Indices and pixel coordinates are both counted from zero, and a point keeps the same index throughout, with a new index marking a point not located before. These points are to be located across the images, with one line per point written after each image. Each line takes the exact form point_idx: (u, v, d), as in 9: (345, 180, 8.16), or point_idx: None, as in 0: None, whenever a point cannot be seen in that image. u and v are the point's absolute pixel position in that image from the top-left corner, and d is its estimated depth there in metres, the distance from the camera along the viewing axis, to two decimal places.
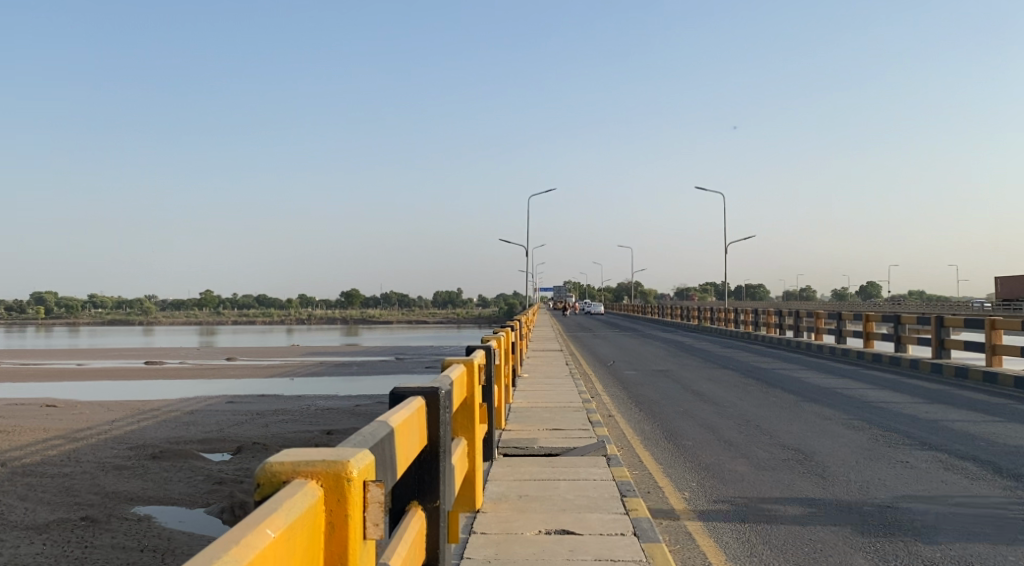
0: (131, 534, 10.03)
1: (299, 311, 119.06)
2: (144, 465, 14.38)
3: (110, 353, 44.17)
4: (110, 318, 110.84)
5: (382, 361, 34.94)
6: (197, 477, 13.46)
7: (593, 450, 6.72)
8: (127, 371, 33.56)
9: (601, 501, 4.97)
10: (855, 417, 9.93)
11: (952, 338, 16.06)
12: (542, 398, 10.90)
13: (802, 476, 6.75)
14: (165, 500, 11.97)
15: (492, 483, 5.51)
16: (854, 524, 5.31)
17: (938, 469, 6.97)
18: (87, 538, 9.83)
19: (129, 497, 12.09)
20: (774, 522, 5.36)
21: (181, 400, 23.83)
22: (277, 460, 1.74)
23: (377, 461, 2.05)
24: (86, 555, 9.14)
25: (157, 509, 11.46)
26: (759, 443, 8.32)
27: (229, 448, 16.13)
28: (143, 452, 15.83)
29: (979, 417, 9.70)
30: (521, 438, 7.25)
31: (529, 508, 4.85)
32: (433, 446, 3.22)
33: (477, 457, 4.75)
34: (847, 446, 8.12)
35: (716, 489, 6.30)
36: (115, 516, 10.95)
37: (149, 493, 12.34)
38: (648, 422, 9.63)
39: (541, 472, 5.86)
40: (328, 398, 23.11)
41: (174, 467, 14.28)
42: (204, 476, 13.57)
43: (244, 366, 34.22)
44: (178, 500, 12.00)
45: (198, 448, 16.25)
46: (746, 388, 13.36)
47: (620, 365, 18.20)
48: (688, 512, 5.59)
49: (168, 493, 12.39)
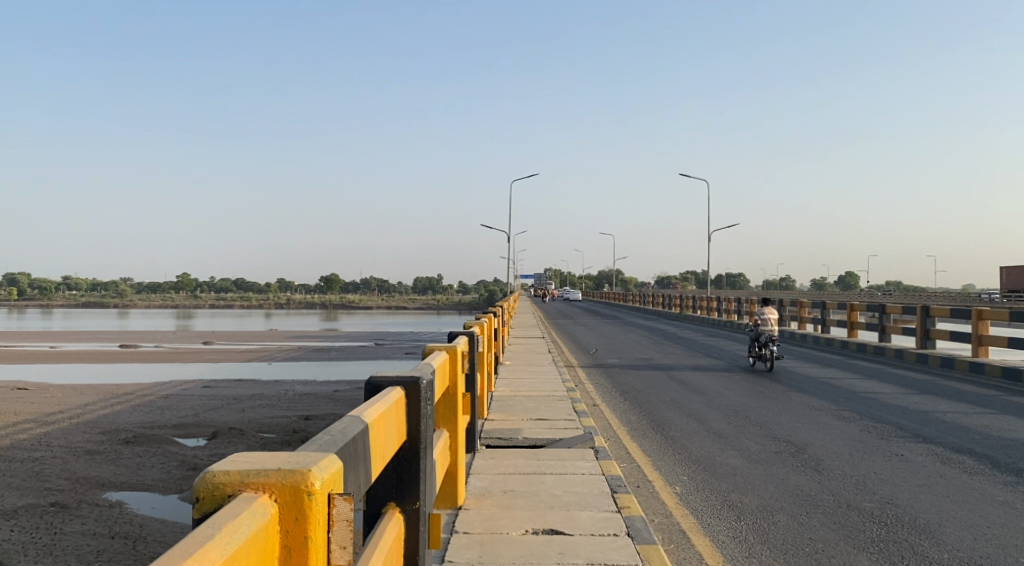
0: (102, 521, 9.62)
1: (278, 294, 118.05)
2: (117, 451, 13.92)
3: (84, 336, 43.24)
4: (84, 300, 109.11)
5: (363, 346, 34.51)
6: (171, 463, 13.03)
7: (580, 442, 6.43)
8: (101, 355, 32.86)
9: (591, 498, 4.67)
10: (844, 408, 9.75)
11: (937, 328, 15.97)
12: (526, 386, 10.59)
13: (796, 470, 6.53)
14: (138, 486, 11.55)
15: (475, 476, 5.20)
16: (854, 521, 5.08)
17: (934, 462, 6.78)
18: (56, 524, 9.40)
19: (100, 483, 11.66)
20: (770, 519, 5.12)
21: (156, 385, 23.27)
22: (220, 468, 1.40)
23: (344, 466, 1.73)
24: (55, 542, 8.73)
25: (129, 495, 11.05)
26: (749, 434, 8.10)
27: (204, 434, 15.70)
28: (115, 437, 15.34)
29: (970, 409, 9.56)
30: (504, 429, 6.94)
31: (514, 506, 4.53)
32: (413, 440, 2.90)
33: (459, 450, 4.43)
34: (839, 438, 7.91)
35: (708, 484, 6.05)
36: (86, 502, 10.52)
37: (121, 478, 11.91)
38: (634, 412, 9.37)
39: (527, 465, 5.55)
40: (307, 384, 22.69)
41: (147, 453, 13.83)
42: (179, 461, 13.15)
43: (221, 350, 33.59)
44: (151, 486, 11.58)
45: (173, 433, 15.80)
46: (731, 377, 13.17)
47: (604, 354, 17.90)
48: (681, 508, 5.34)
49: (141, 478, 11.97)
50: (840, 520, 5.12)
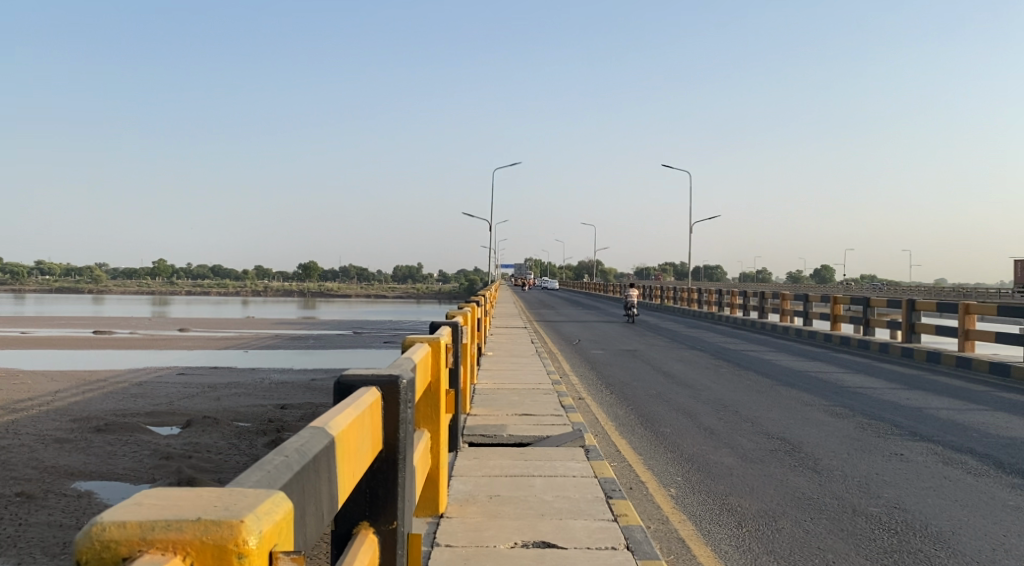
0: (70, 512, 9.11)
1: (256, 283, 116.27)
2: (87, 439, 13.36)
3: (57, 322, 42.14)
4: (57, 286, 106.85)
5: (341, 334, 33.92)
6: (144, 452, 12.50)
7: (569, 440, 6.06)
8: (73, 341, 32.07)
9: (583, 505, 4.29)
10: (836, 403, 9.50)
11: (922, 321, 15.76)
12: (510, 378, 10.19)
13: (795, 471, 6.20)
14: (109, 475, 11.02)
15: (458, 479, 4.81)
16: (863, 529, 4.75)
17: (936, 463, 6.49)
18: (22, 515, 8.90)
19: (69, 472, 11.12)
20: (774, 526, 4.78)
21: (130, 372, 22.61)
22: (116, 518, 1.00)
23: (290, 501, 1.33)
24: (19, 533, 8.24)
25: (99, 485, 10.53)
26: (742, 431, 7.78)
27: (178, 422, 15.15)
28: (86, 425, 14.74)
29: (964, 405, 9.32)
30: (488, 425, 6.54)
31: (501, 514, 4.15)
32: (391, 449, 2.49)
33: (442, 451, 4.04)
34: (834, 436, 7.62)
35: (704, 486, 5.70)
36: (52, 492, 10.00)
37: (91, 467, 11.40)
38: (621, 406, 9.01)
39: (515, 466, 5.17)
40: (285, 372, 22.16)
41: (119, 441, 13.29)
42: (151, 450, 12.63)
43: (197, 337, 32.88)
44: (122, 475, 11.04)
45: (145, 421, 15.24)
46: (718, 370, 12.89)
47: (587, 345, 17.53)
48: (678, 513, 4.98)
49: (111, 468, 11.43)
50: (848, 527, 4.79)
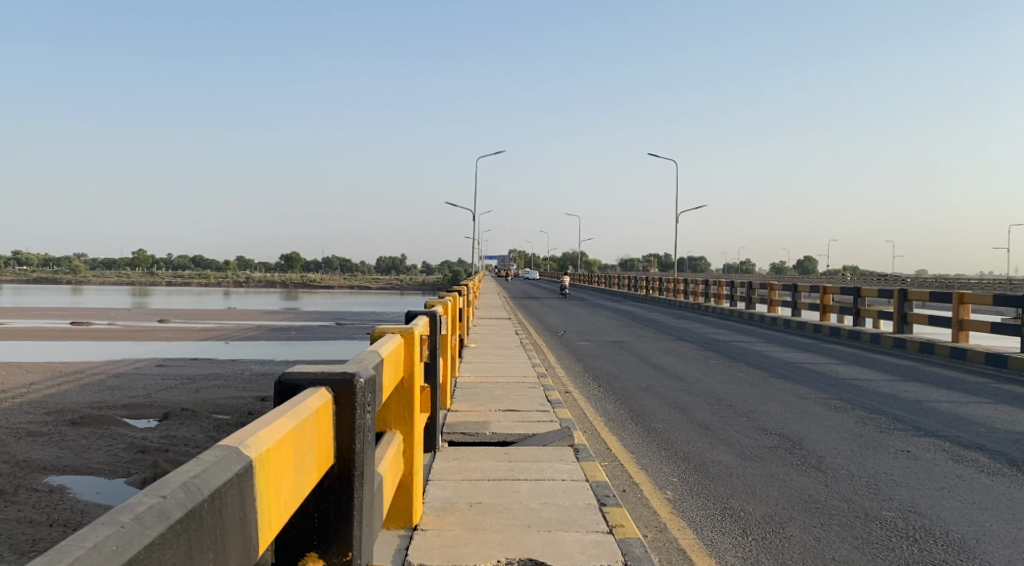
0: (41, 508, 8.55)
1: (238, 275, 114.82)
2: (61, 432, 12.75)
3: (33, 313, 41.04)
4: (35, 276, 104.74)
5: (323, 326, 33.31)
6: (119, 445, 11.93)
7: (557, 439, 5.59)
8: (50, 332, 31.28)
9: (574, 513, 3.84)
10: (834, 396, 9.12)
11: (914, 312, 15.45)
12: (495, 371, 9.74)
13: (797, 470, 5.80)
14: (83, 469, 10.47)
15: (436, 483, 4.35)
16: (879, 536, 4.35)
17: (945, 460, 6.12)
18: None
19: (41, 466, 10.55)
20: (782, 534, 4.37)
21: (107, 363, 21.91)
22: None
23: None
24: None
25: (72, 479, 9.98)
26: (737, 426, 7.39)
27: (156, 414, 14.57)
28: (61, 418, 14.12)
29: (965, 398, 9.00)
30: (470, 422, 6.07)
31: (483, 525, 3.69)
32: (345, 464, 2.01)
33: (415, 457, 3.57)
34: (835, 431, 7.23)
35: (703, 488, 5.27)
36: (23, 487, 9.43)
37: (64, 461, 10.84)
38: (610, 400, 8.60)
39: (498, 468, 4.71)
40: (265, 364, 21.55)
41: (93, 434, 12.70)
42: (127, 443, 12.06)
43: (176, 329, 32.07)
44: (97, 469, 10.49)
45: (121, 413, 14.65)
46: (708, 361, 12.52)
47: (573, 336, 17.13)
48: (677, 519, 4.55)
49: (85, 461, 10.86)
50: (861, 535, 4.38)
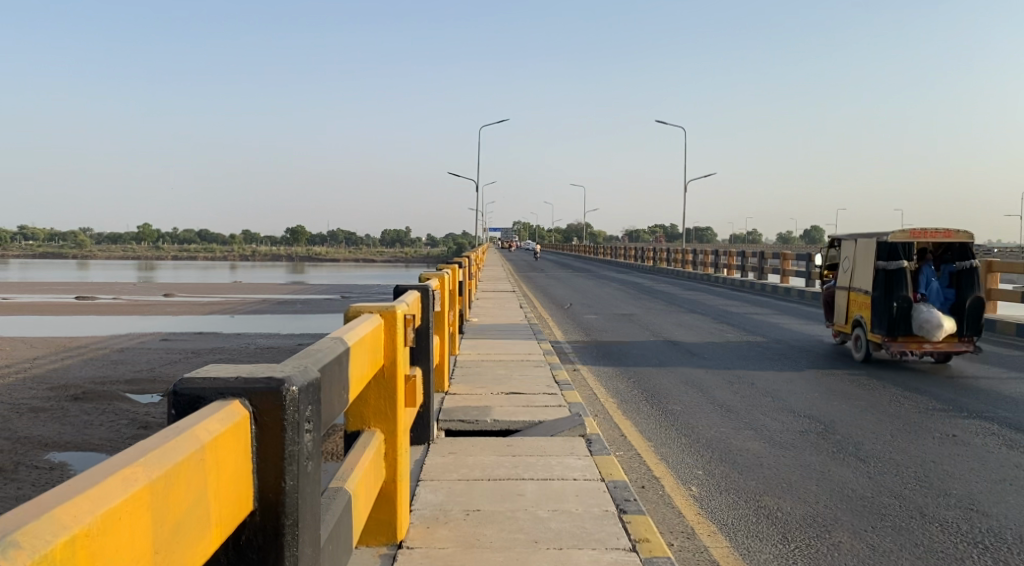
0: (39, 486, 8.03)
1: (244, 249, 113.97)
2: (63, 409, 12.18)
3: (41, 288, 40.38)
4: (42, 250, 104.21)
5: (329, 299, 32.66)
6: (122, 421, 11.37)
7: (567, 428, 4.98)
8: (56, 306, 30.74)
9: (589, 525, 3.25)
10: (861, 373, 8.49)
11: None
12: (501, 349, 9.12)
13: (835, 459, 5.19)
14: (85, 445, 9.94)
15: (430, 485, 3.75)
16: (943, 542, 3.75)
17: (999, 447, 5.49)
18: None
19: (42, 442, 10.01)
20: (828, 539, 3.78)
21: (111, 337, 21.33)
22: None
23: None
24: None
25: (73, 456, 9.43)
26: (763, 408, 6.75)
27: (160, 389, 14.02)
28: (64, 393, 13.57)
29: (1002, 373, 8.39)
30: (470, 408, 5.45)
31: (481, 540, 3.09)
32: (269, 509, 1.40)
33: (398, 459, 2.98)
34: (870, 413, 6.60)
35: (731, 481, 4.67)
36: (22, 464, 8.91)
37: (66, 437, 10.32)
38: (622, 380, 7.97)
39: (502, 464, 4.11)
40: (270, 337, 20.95)
41: (96, 410, 12.13)
42: (130, 419, 11.50)
43: (181, 303, 31.45)
44: (99, 446, 9.94)
45: (125, 387, 14.13)
46: (723, 335, 11.88)
47: (581, 308, 16.47)
48: (705, 522, 3.96)
49: (87, 437, 10.32)
50: (922, 540, 3.77)
